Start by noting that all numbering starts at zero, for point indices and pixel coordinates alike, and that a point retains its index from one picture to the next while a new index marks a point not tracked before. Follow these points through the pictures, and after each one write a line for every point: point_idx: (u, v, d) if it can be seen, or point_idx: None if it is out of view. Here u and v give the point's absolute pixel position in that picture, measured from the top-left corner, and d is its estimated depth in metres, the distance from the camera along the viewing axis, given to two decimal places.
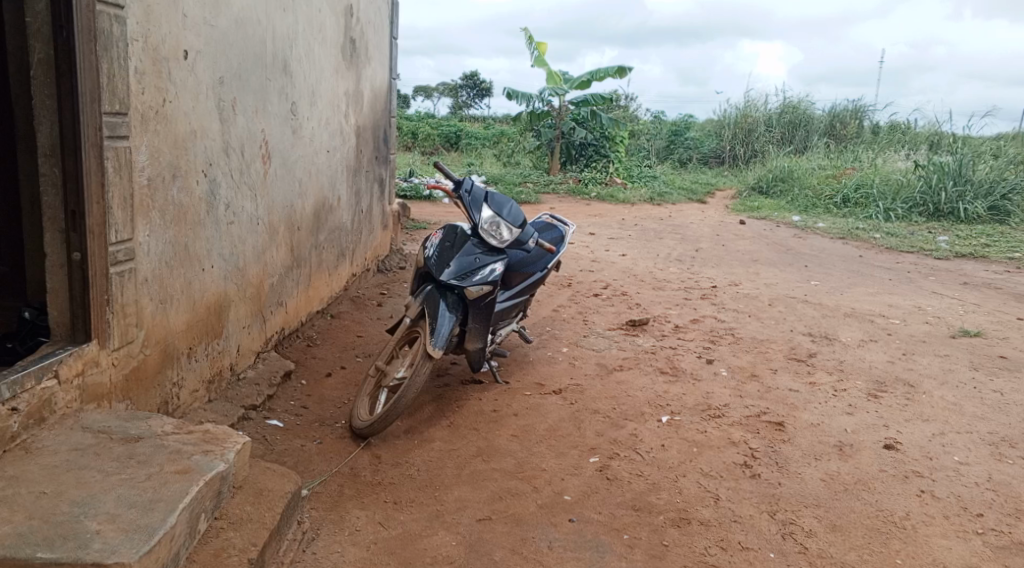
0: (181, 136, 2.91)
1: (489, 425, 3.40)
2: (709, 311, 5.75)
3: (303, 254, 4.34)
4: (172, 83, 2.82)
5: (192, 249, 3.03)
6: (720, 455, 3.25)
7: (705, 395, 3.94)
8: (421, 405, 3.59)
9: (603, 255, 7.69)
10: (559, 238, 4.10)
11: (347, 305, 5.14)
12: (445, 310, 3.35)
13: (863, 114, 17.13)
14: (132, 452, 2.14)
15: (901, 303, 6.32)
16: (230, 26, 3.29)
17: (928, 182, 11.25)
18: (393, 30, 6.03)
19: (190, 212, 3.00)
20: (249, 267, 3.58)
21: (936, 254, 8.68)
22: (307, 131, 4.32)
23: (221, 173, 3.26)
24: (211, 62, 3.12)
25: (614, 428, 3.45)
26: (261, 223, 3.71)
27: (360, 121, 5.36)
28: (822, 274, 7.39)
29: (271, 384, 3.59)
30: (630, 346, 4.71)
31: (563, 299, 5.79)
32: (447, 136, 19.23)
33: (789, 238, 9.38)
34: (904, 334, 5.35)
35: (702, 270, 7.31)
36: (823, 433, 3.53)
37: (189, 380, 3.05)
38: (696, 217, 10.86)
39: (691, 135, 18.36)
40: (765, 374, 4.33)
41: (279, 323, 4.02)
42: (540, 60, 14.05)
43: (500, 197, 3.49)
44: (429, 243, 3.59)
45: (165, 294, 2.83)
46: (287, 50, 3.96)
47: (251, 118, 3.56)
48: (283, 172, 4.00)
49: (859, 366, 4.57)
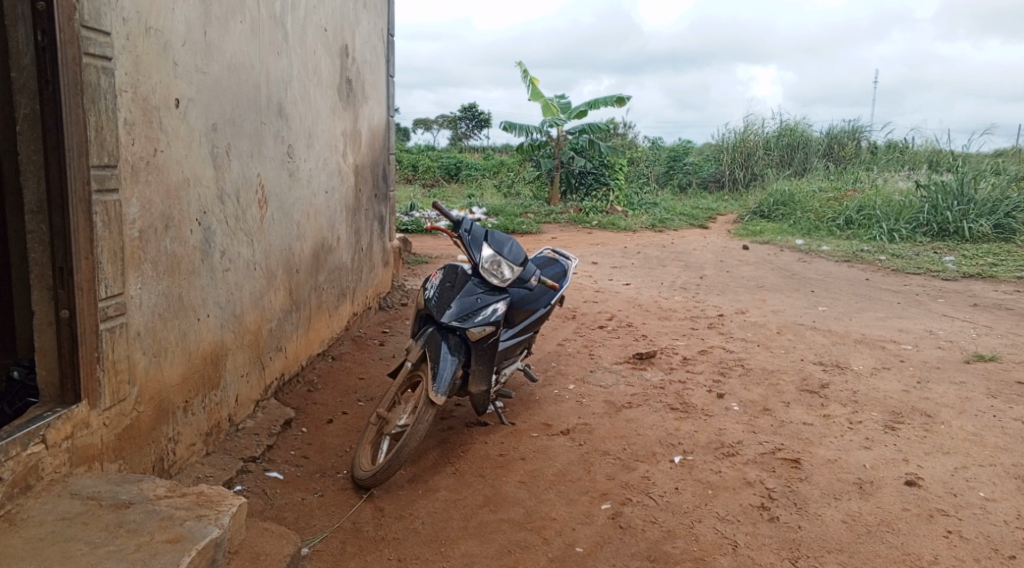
0: (173, 185, 2.86)
1: (495, 472, 3.29)
2: (717, 341, 5.65)
3: (302, 296, 4.26)
4: (163, 132, 2.77)
5: (187, 299, 2.96)
6: (736, 497, 3.13)
7: (718, 432, 3.83)
8: (425, 451, 3.48)
9: (607, 285, 7.61)
10: (561, 273, 4.02)
11: (349, 346, 5.05)
12: (447, 353, 3.26)
13: (861, 135, 17.17)
14: (121, 520, 2.03)
15: (912, 328, 6.22)
16: (223, 72, 3.25)
17: (933, 202, 11.20)
18: (389, 68, 6.02)
19: (184, 261, 2.93)
20: (246, 314, 3.51)
21: (943, 275, 8.60)
22: (304, 173, 4.27)
23: (215, 221, 3.20)
24: (203, 109, 3.08)
25: (625, 470, 3.34)
26: (258, 268, 3.64)
27: (358, 160, 5.32)
28: (829, 299, 7.30)
29: (271, 434, 3.49)
30: (639, 381, 4.61)
31: (567, 332, 5.68)
32: (446, 168, 19.29)
33: (794, 263, 9.30)
34: (917, 360, 5.25)
35: (708, 298, 7.23)
36: (842, 470, 3.41)
37: (186, 434, 2.96)
38: (699, 243, 10.81)
39: (691, 161, 18.43)
40: (778, 408, 4.22)
41: (279, 369, 3.92)
42: (536, 93, 14.08)
43: (500, 236, 3.42)
44: (430, 284, 3.50)
45: (159, 347, 2.75)
46: (282, 93, 3.93)
47: (246, 163, 3.51)
48: (280, 215, 3.94)
49: (874, 396, 4.46)
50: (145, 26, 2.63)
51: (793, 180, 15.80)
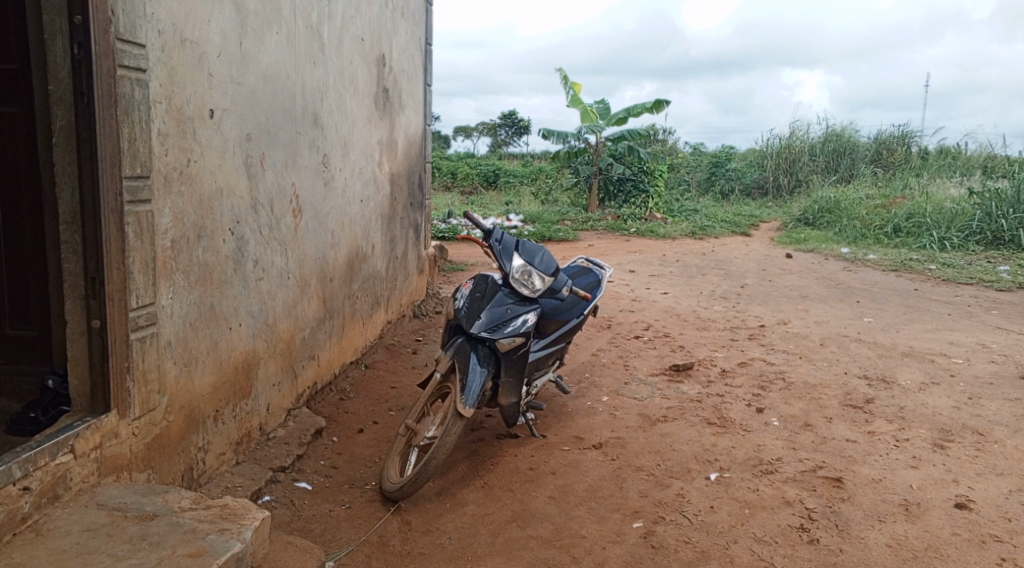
0: (207, 195, 2.87)
1: (525, 486, 3.23)
2: (757, 352, 5.51)
3: (336, 305, 4.27)
4: (197, 142, 2.78)
5: (219, 308, 2.97)
6: (774, 517, 3.02)
7: (756, 448, 3.71)
8: (454, 464, 3.44)
9: (645, 294, 7.50)
10: (595, 283, 3.95)
11: (382, 354, 5.05)
12: (476, 364, 3.21)
13: (910, 140, 16.73)
14: (145, 532, 2.03)
15: (963, 341, 5.99)
16: (258, 82, 3.27)
17: (986, 210, 10.83)
18: (427, 77, 6.02)
19: (216, 271, 2.95)
20: (279, 323, 3.51)
21: (997, 285, 8.29)
22: (339, 182, 4.28)
23: (249, 230, 3.21)
24: (238, 119, 3.10)
25: (659, 487, 3.25)
26: (291, 277, 3.65)
27: (394, 169, 5.33)
28: (876, 310, 7.08)
29: (302, 443, 3.49)
30: (675, 394, 4.50)
31: (602, 342, 5.60)
32: (485, 175, 19.34)
33: (839, 272, 9.06)
34: (968, 375, 5.05)
35: (748, 307, 7.07)
36: (886, 491, 3.27)
37: (216, 443, 2.97)
38: (741, 251, 10.61)
39: (733, 165, 17.83)
40: (820, 424, 4.08)
41: (311, 377, 3.93)
42: (575, 100, 14.02)
43: (532, 245, 3.37)
44: (459, 293, 3.47)
45: (190, 357, 2.76)
46: (318, 102, 3.94)
47: (280, 172, 3.52)
48: (314, 224, 3.94)
49: (922, 413, 4.29)
50: (180, 37, 2.65)
51: (839, 186, 15.45)
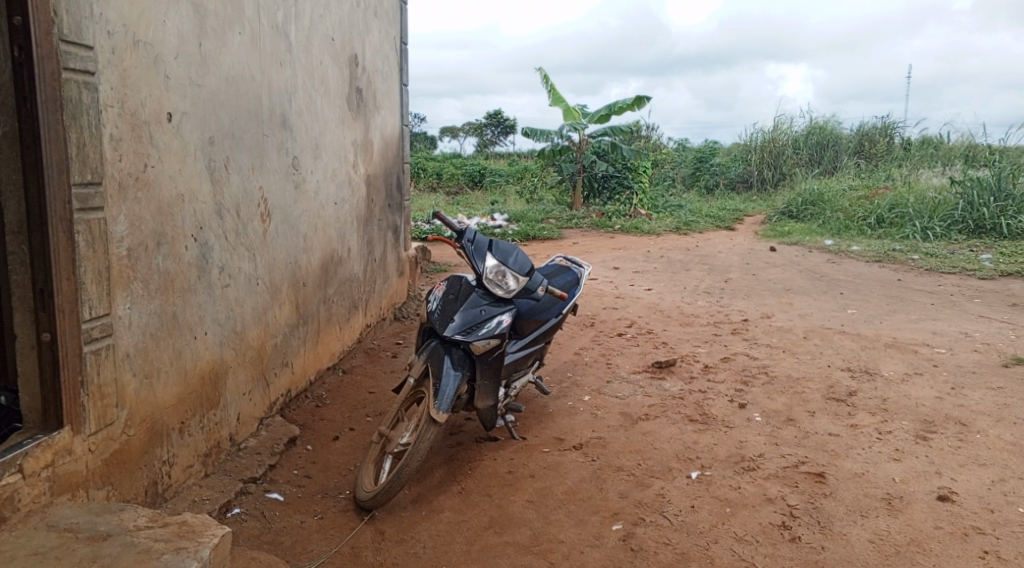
0: (166, 201, 2.79)
1: (503, 490, 3.17)
2: (740, 347, 5.47)
3: (310, 310, 4.19)
4: (154, 146, 2.71)
5: (182, 317, 2.89)
6: (755, 515, 2.97)
7: (738, 445, 3.66)
8: (431, 469, 3.38)
9: (628, 291, 7.45)
10: (573, 281, 3.89)
11: (361, 359, 4.97)
12: (450, 368, 3.14)
13: (892, 131, 16.80)
14: (96, 554, 1.96)
15: (946, 330, 5.97)
16: (220, 84, 3.19)
17: (968, 198, 10.86)
18: (403, 77, 5.94)
19: (178, 279, 2.87)
20: (249, 330, 3.43)
21: (980, 274, 8.31)
22: (311, 185, 4.20)
23: (213, 236, 3.13)
24: (199, 122, 3.02)
25: (639, 488, 3.20)
26: (261, 283, 3.57)
27: (369, 170, 5.24)
28: (859, 301, 7.06)
29: (274, 453, 3.42)
30: (657, 391, 4.45)
31: (585, 340, 5.54)
32: (470, 175, 19.23)
33: (823, 264, 9.05)
34: (951, 364, 5.03)
35: (732, 302, 7.03)
36: (869, 485, 3.23)
37: (182, 455, 2.90)
38: (725, 245, 10.59)
39: (717, 161, 18.04)
40: (802, 418, 4.04)
41: (285, 384, 3.85)
42: (557, 98, 13.96)
43: (505, 245, 3.29)
44: (432, 296, 3.39)
45: (152, 368, 2.68)
46: (286, 104, 3.86)
47: (246, 176, 3.44)
48: (285, 229, 3.86)
49: (905, 404, 4.25)
50: (133, 39, 2.57)
51: (822, 179, 15.47)
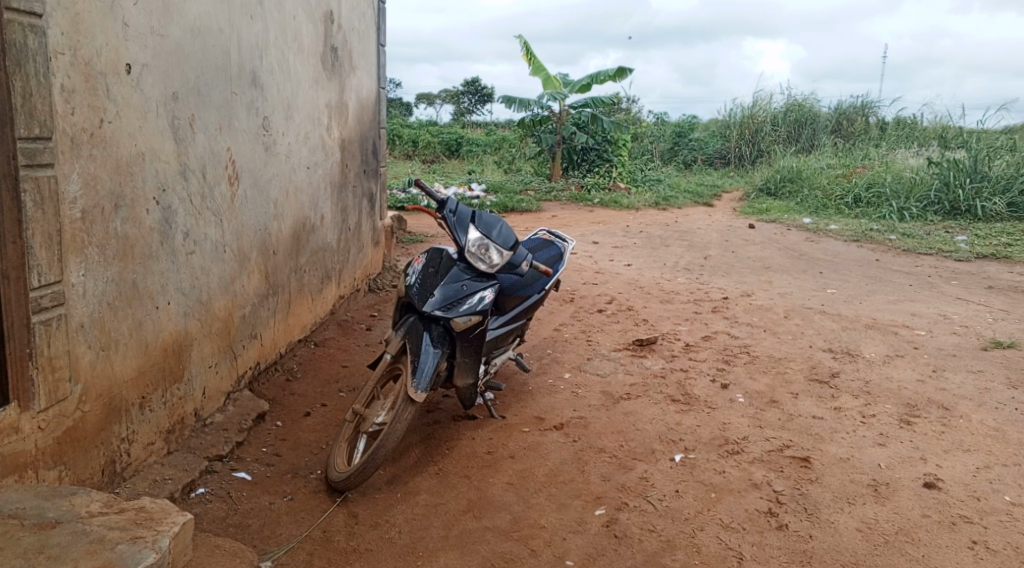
0: (125, 159, 2.59)
1: (482, 472, 3.05)
2: (721, 325, 5.39)
3: (280, 279, 4.00)
4: (111, 100, 2.49)
5: (142, 285, 2.70)
6: (741, 502, 2.90)
7: (722, 427, 3.58)
8: (407, 449, 3.25)
9: (608, 266, 7.33)
10: (556, 256, 3.75)
11: (334, 331, 4.81)
12: (429, 345, 3.00)
13: (869, 110, 16.81)
14: (42, 544, 1.80)
15: (924, 312, 5.95)
16: (185, 34, 2.96)
17: (944, 179, 10.89)
18: (381, 37, 5.69)
19: (138, 244, 2.67)
20: (215, 300, 3.25)
21: (956, 255, 8.33)
22: (282, 148, 3.99)
23: (177, 199, 2.93)
24: (161, 75, 2.80)
25: (622, 471, 3.10)
26: (228, 250, 3.37)
27: (344, 134, 5.03)
28: (838, 281, 7.02)
29: (241, 430, 3.26)
30: (638, 370, 4.35)
31: (564, 316, 5.42)
32: (447, 144, 18.91)
33: (802, 243, 9.01)
34: (931, 347, 5.00)
35: (712, 279, 6.95)
36: (855, 470, 3.17)
37: (142, 432, 2.73)
38: (704, 221, 10.51)
39: (695, 136, 17.95)
40: (785, 400, 3.97)
41: (253, 357, 3.68)
42: (537, 67, 13.70)
43: (489, 217, 3.13)
44: (411, 269, 3.24)
45: (108, 339, 2.50)
46: (256, 61, 3.63)
47: (213, 136, 3.23)
48: (254, 193, 3.66)
49: (887, 387, 4.20)
50: None
51: (799, 156, 15.45)
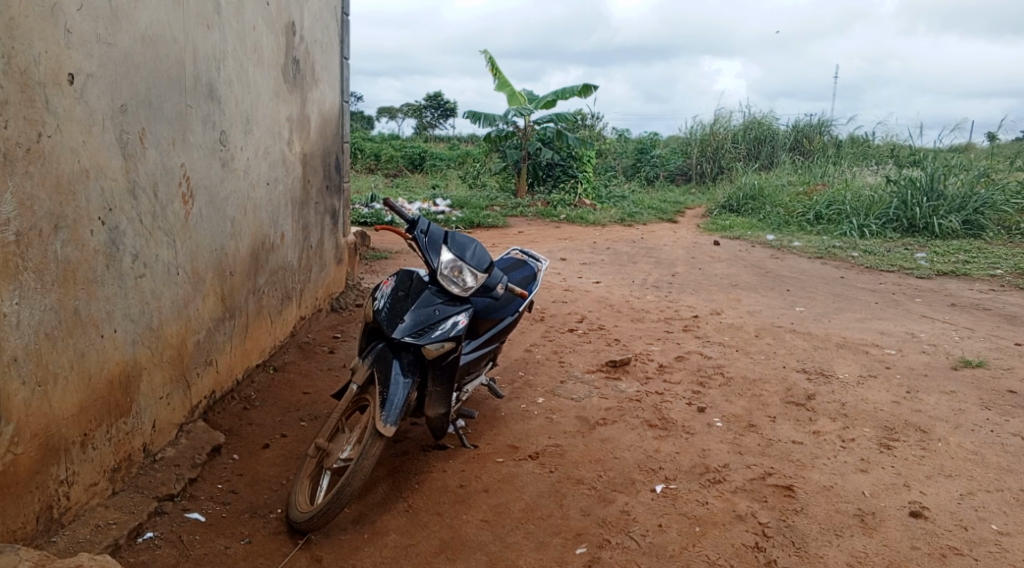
0: (66, 176, 2.39)
1: (454, 508, 2.89)
2: (693, 345, 5.30)
3: (238, 302, 3.79)
4: (51, 112, 2.30)
5: (85, 313, 2.49)
6: (726, 536, 2.78)
7: (701, 454, 3.47)
8: (374, 483, 3.07)
9: (576, 284, 7.22)
10: (530, 277, 3.62)
11: (295, 354, 4.60)
12: (398, 375, 2.83)
13: (827, 128, 17.10)
14: None
15: (893, 330, 5.95)
16: (136, 43, 2.77)
17: (902, 197, 11.06)
18: (344, 49, 5.52)
19: (81, 268, 2.46)
20: (167, 326, 3.03)
21: (917, 272, 8.41)
22: (240, 163, 3.79)
23: (125, 219, 2.73)
24: (109, 86, 2.60)
25: (601, 504, 2.96)
26: (182, 272, 3.17)
27: (306, 149, 4.83)
28: (806, 299, 7.01)
29: (195, 465, 3.05)
30: (613, 393, 4.23)
31: (535, 336, 5.28)
32: (410, 158, 18.71)
33: (767, 260, 9.03)
34: (903, 366, 4.97)
35: (681, 297, 6.89)
36: (839, 499, 3.07)
37: (84, 473, 2.52)
38: (669, 238, 10.50)
39: (658, 152, 18.06)
40: (764, 424, 3.87)
41: (209, 386, 3.46)
42: (502, 83, 13.63)
43: (462, 237, 2.98)
44: (380, 293, 3.07)
45: (45, 373, 2.30)
46: (213, 72, 3.44)
47: (166, 151, 3.03)
48: (210, 211, 3.45)
49: (864, 409, 4.14)
50: None
51: (760, 173, 15.62)
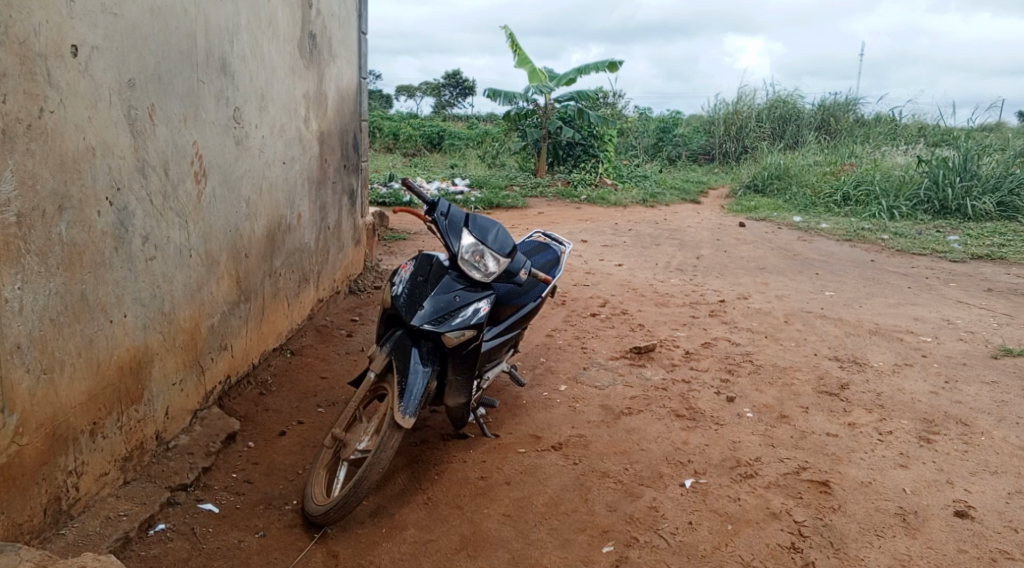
0: (71, 155, 2.28)
1: (476, 501, 2.78)
2: (720, 331, 5.13)
3: (253, 284, 3.68)
4: (53, 86, 2.19)
5: (93, 298, 2.39)
6: (761, 534, 2.65)
7: (732, 446, 3.33)
8: (393, 473, 2.96)
9: (598, 266, 7.07)
10: (553, 261, 3.47)
11: (312, 337, 4.50)
12: (417, 364, 2.72)
13: (854, 106, 16.69)
14: None
15: (927, 317, 5.74)
16: (144, 14, 2.64)
17: (933, 178, 10.75)
18: (363, 24, 5.36)
19: (87, 252, 2.37)
20: (179, 310, 2.93)
21: (951, 256, 8.15)
22: (255, 142, 3.67)
23: (134, 199, 2.62)
24: (116, 59, 2.48)
25: (629, 499, 2.84)
26: (195, 254, 3.06)
27: (323, 127, 4.70)
28: (835, 283, 6.81)
29: (209, 453, 2.96)
30: (638, 381, 4.09)
31: (557, 321, 5.14)
32: (429, 137, 18.58)
33: (794, 242, 8.80)
34: (940, 355, 4.78)
35: (706, 281, 6.71)
36: (879, 496, 2.92)
37: (94, 463, 2.44)
38: (693, 219, 10.29)
39: (680, 131, 17.76)
40: (796, 415, 3.72)
41: (223, 370, 3.37)
42: (523, 59, 13.38)
43: (485, 220, 2.83)
44: (398, 278, 2.95)
45: (51, 360, 2.21)
46: (226, 45, 3.32)
47: (177, 128, 2.91)
48: (223, 191, 3.34)
49: (901, 400, 3.97)
50: None
51: (786, 153, 15.29)
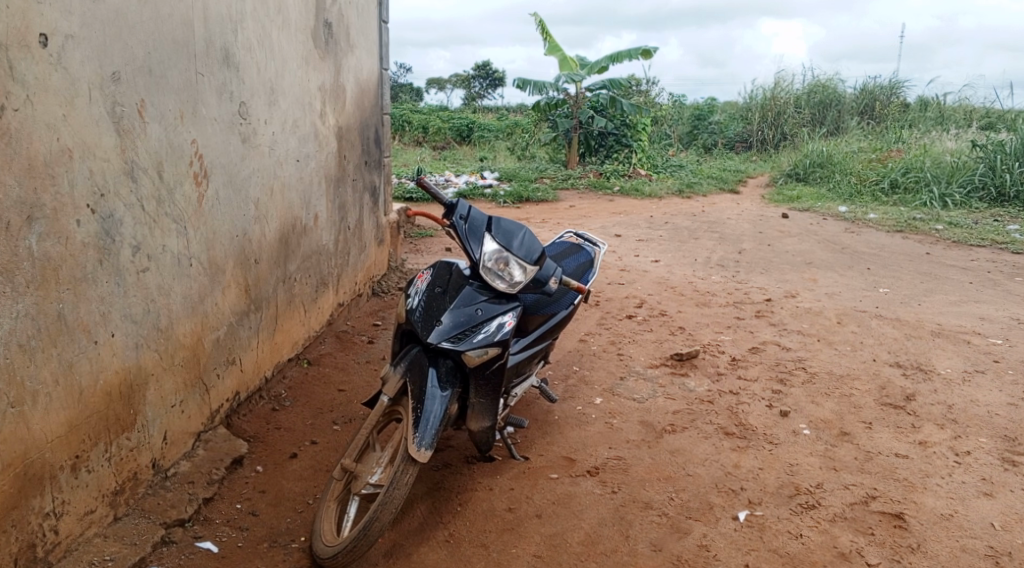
0: (42, 157, 2.03)
1: (503, 539, 2.48)
2: (768, 334, 4.76)
3: (264, 292, 3.42)
4: (18, 80, 1.93)
5: (72, 319, 2.14)
6: None
7: (789, 471, 2.98)
8: (412, 504, 2.68)
9: (634, 263, 6.70)
10: (586, 264, 3.15)
11: (331, 345, 4.24)
12: (435, 387, 2.43)
13: (899, 90, 16.00)
14: None
15: (994, 315, 5.30)
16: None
17: (989, 163, 10.17)
18: (384, 12, 5.06)
19: (65, 266, 2.11)
20: (177, 325, 2.67)
21: (1013, 247, 7.63)
22: (264, 139, 3.40)
23: (121, 205, 2.36)
24: (96, 50, 2.22)
25: (675, 536, 2.52)
26: (195, 263, 2.80)
27: (341, 121, 4.42)
28: (889, 278, 6.37)
29: (211, 482, 2.71)
30: (681, 392, 3.74)
31: (591, 324, 4.81)
32: (458, 129, 18.31)
33: (841, 234, 8.32)
34: (1014, 360, 4.35)
35: (749, 277, 6.31)
36: (963, 533, 2.56)
37: (77, 501, 2.19)
38: (732, 210, 9.85)
39: (716, 119, 17.23)
40: (859, 432, 3.35)
41: (231, 387, 3.12)
42: (554, 47, 13.02)
43: (511, 223, 2.51)
44: (414, 289, 2.66)
45: (20, 392, 1.96)
46: (229, 34, 3.04)
47: (172, 125, 2.65)
48: (228, 192, 3.07)
49: (976, 414, 3.57)
50: None
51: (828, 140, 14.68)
